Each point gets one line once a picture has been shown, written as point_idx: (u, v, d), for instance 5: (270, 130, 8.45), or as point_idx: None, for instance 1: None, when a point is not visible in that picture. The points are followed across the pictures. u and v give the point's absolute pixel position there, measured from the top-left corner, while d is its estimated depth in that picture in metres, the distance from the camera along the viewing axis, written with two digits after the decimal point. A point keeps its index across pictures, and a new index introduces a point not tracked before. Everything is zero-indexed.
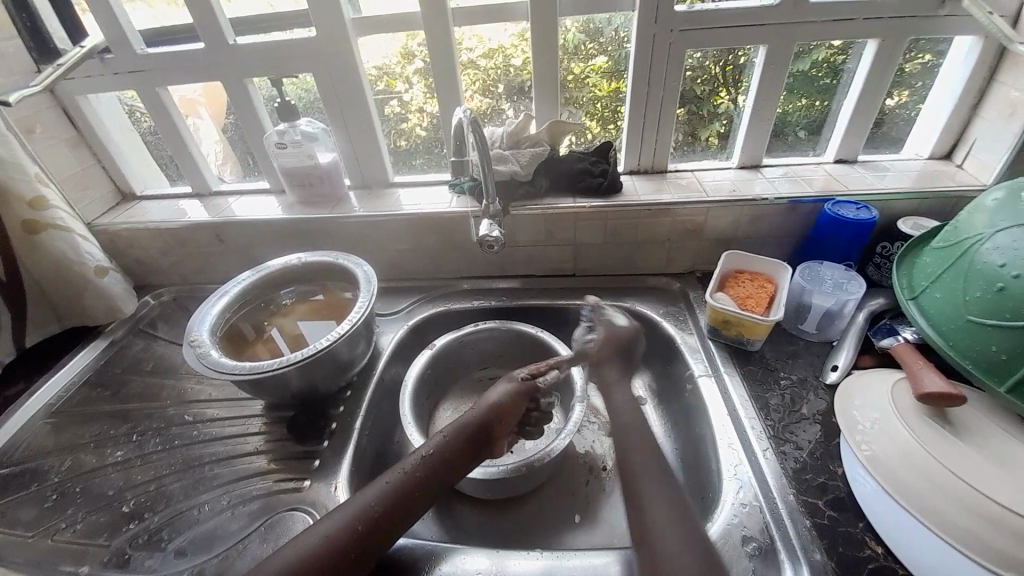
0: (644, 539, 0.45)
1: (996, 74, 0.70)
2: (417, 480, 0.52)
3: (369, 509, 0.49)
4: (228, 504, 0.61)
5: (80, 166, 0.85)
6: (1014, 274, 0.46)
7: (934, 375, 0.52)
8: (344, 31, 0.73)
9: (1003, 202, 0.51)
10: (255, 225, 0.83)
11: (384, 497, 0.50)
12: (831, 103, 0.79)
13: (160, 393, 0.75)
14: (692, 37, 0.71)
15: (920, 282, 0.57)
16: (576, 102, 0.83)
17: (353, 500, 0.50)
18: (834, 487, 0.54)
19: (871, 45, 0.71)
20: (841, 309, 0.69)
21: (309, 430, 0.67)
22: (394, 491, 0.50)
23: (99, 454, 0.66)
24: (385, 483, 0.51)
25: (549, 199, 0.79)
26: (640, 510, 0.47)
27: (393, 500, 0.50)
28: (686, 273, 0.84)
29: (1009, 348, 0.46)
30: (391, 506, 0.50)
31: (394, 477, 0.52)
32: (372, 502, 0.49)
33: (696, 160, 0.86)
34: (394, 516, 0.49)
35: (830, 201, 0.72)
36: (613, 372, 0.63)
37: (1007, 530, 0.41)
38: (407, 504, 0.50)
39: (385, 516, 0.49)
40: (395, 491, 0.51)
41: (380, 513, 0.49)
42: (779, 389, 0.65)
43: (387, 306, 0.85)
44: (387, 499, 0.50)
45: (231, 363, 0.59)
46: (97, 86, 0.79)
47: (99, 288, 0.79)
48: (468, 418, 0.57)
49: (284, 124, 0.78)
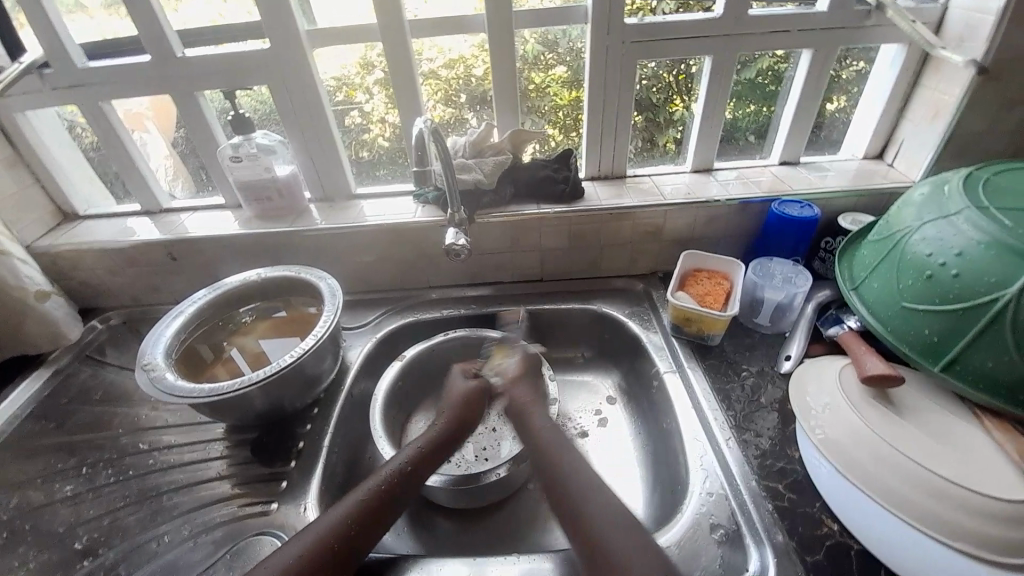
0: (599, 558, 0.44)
1: (920, 78, 0.77)
2: (393, 485, 0.52)
3: (344, 521, 0.48)
4: (190, 533, 0.59)
5: (18, 186, 0.80)
6: (942, 262, 0.50)
7: (875, 359, 0.56)
8: (301, 43, 0.72)
9: (928, 197, 0.56)
10: (211, 241, 0.80)
11: (358, 506, 0.49)
12: (775, 108, 0.85)
13: (112, 422, 0.71)
14: (645, 49, 0.75)
15: (859, 273, 0.61)
16: (538, 111, 0.85)
17: (327, 513, 0.49)
18: (792, 471, 0.56)
19: (807, 54, 0.77)
20: (791, 301, 0.72)
21: (275, 452, 0.65)
22: (370, 498, 0.50)
23: (47, 490, 0.61)
24: (358, 496, 0.50)
25: (513, 206, 0.80)
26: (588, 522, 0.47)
27: (369, 507, 0.50)
28: (648, 273, 0.86)
29: (940, 330, 0.51)
30: (365, 519, 0.49)
31: (368, 487, 0.51)
32: (348, 515, 0.49)
33: (653, 166, 0.90)
34: (370, 521, 0.49)
35: (777, 201, 0.76)
36: (526, 393, 0.62)
37: (943, 498, 0.45)
38: (379, 509, 0.50)
39: (361, 524, 0.49)
40: (369, 500, 0.50)
41: (355, 521, 0.48)
42: (739, 380, 0.68)
43: (353, 320, 0.83)
44: (363, 509, 0.49)
45: (188, 387, 0.57)
46: (35, 101, 0.75)
47: (41, 313, 0.74)
48: (442, 422, 0.61)
49: (239, 137, 0.77)
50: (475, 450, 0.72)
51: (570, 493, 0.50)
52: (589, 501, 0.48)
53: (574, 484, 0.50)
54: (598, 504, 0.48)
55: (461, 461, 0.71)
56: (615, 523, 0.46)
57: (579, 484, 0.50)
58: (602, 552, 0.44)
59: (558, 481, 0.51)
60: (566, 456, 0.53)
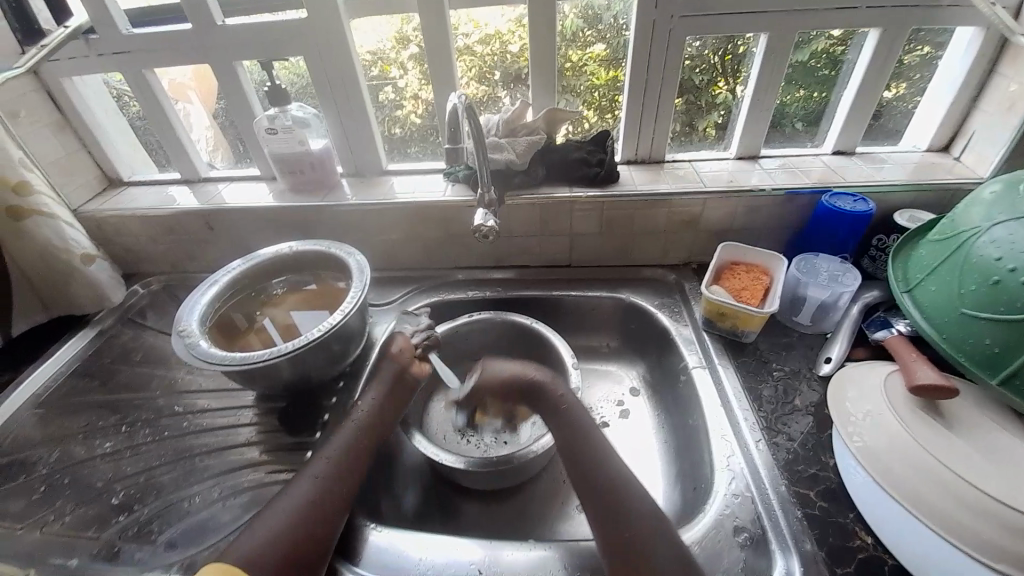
0: (620, 545, 0.45)
1: (996, 66, 0.70)
2: (359, 447, 0.55)
3: (322, 482, 0.50)
4: (218, 496, 0.61)
5: (66, 151, 0.83)
6: (1011, 267, 0.46)
7: (927, 369, 0.53)
8: (339, 15, 0.71)
9: (1000, 196, 0.51)
10: (245, 213, 0.82)
11: (332, 467, 0.52)
12: (829, 94, 0.79)
13: (149, 384, 0.75)
14: (693, 24, 0.70)
15: (915, 274, 0.57)
16: (573, 91, 0.81)
17: (303, 476, 0.51)
18: (824, 478, 0.54)
19: (872, 35, 0.70)
20: (836, 301, 0.68)
21: (302, 422, 0.67)
22: (341, 459, 0.53)
23: (88, 446, 0.65)
24: (328, 459, 0.52)
25: (545, 189, 0.78)
26: (617, 508, 0.47)
27: (343, 463, 0.52)
28: (681, 264, 0.83)
29: (1001, 341, 0.47)
30: (332, 491, 0.50)
31: (335, 450, 0.53)
32: (324, 475, 0.51)
33: (693, 151, 0.86)
34: (346, 481, 0.52)
35: (828, 193, 0.71)
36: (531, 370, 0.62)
37: (987, 516, 0.42)
38: (355, 469, 0.53)
39: (337, 482, 0.51)
40: (342, 458, 0.53)
41: (331, 477, 0.51)
42: (772, 380, 0.65)
43: (380, 297, 0.84)
44: (337, 471, 0.52)
45: (219, 354, 0.58)
46: (81, 68, 0.77)
47: (86, 276, 0.78)
48: (368, 398, 0.59)
49: (275, 109, 0.76)
50: (495, 432, 0.72)
51: (604, 479, 0.50)
52: (622, 486, 0.49)
53: (606, 475, 0.50)
54: (631, 498, 0.48)
55: (480, 442, 0.71)
56: (644, 516, 0.46)
57: (611, 475, 0.50)
58: (631, 542, 0.45)
59: (596, 467, 0.51)
60: (597, 442, 0.53)
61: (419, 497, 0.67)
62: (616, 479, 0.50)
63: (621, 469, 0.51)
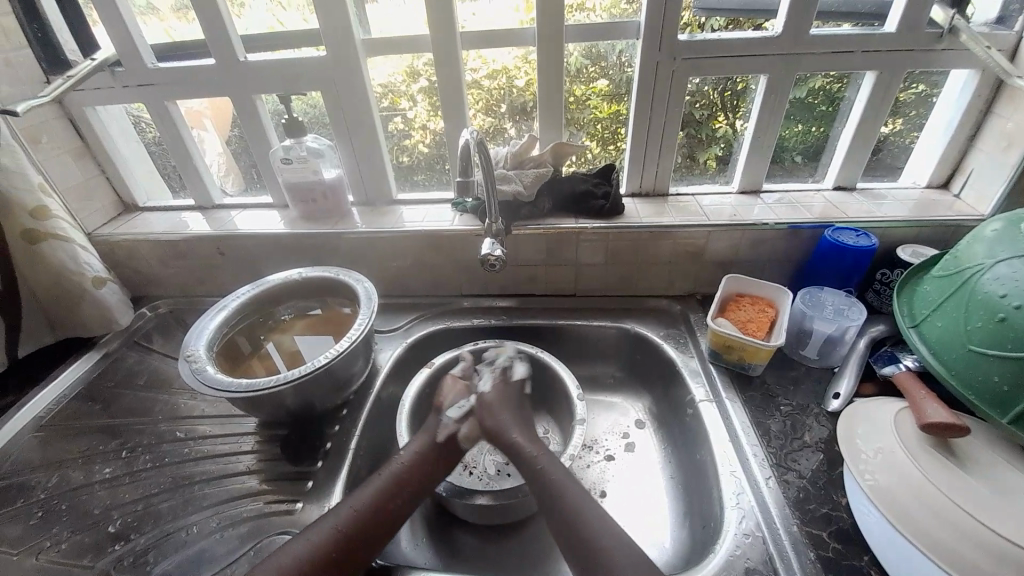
0: None
1: (992, 106, 0.72)
2: (387, 501, 0.52)
3: (340, 533, 0.49)
4: (217, 526, 0.59)
5: (84, 177, 0.85)
6: (1016, 304, 0.46)
7: (936, 406, 0.52)
8: (355, 50, 0.74)
9: (1002, 233, 0.51)
10: (257, 238, 0.83)
11: (355, 516, 0.50)
12: (828, 130, 0.81)
13: (152, 408, 0.74)
14: (695, 65, 0.73)
15: (921, 310, 0.57)
16: (577, 124, 0.84)
17: (325, 522, 0.50)
18: (837, 518, 0.52)
19: (869, 76, 0.73)
20: (842, 335, 0.68)
21: (303, 450, 0.66)
22: (366, 513, 0.51)
23: (87, 471, 0.65)
24: (355, 510, 0.51)
25: (552, 219, 0.79)
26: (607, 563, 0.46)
27: (366, 517, 0.51)
28: (686, 295, 0.84)
29: (1010, 379, 0.46)
30: (348, 546, 0.48)
31: (363, 500, 0.52)
32: (344, 527, 0.49)
33: (696, 184, 0.87)
34: (367, 537, 0.50)
35: (831, 227, 0.72)
36: (518, 438, 0.58)
37: (990, 551, 0.41)
38: (374, 524, 0.51)
39: (357, 536, 0.49)
40: (366, 514, 0.51)
41: (350, 532, 0.49)
42: (780, 416, 0.64)
43: (385, 323, 0.84)
44: (359, 525, 0.50)
45: (225, 381, 0.58)
46: (105, 98, 0.80)
47: (96, 299, 0.78)
48: (411, 448, 0.58)
49: (290, 140, 0.79)
50: (498, 464, 0.71)
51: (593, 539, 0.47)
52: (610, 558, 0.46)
53: (594, 546, 0.47)
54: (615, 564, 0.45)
55: (482, 475, 0.69)
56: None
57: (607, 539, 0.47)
58: None
59: (574, 522, 0.49)
60: (577, 497, 0.51)
61: (420, 531, 0.65)
62: (593, 543, 0.47)
63: (605, 525, 0.49)
